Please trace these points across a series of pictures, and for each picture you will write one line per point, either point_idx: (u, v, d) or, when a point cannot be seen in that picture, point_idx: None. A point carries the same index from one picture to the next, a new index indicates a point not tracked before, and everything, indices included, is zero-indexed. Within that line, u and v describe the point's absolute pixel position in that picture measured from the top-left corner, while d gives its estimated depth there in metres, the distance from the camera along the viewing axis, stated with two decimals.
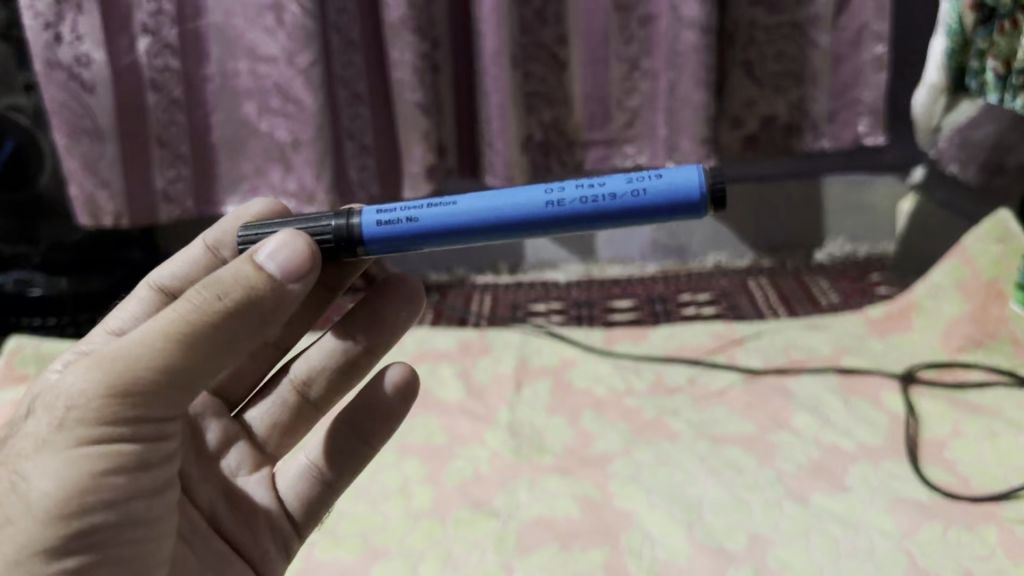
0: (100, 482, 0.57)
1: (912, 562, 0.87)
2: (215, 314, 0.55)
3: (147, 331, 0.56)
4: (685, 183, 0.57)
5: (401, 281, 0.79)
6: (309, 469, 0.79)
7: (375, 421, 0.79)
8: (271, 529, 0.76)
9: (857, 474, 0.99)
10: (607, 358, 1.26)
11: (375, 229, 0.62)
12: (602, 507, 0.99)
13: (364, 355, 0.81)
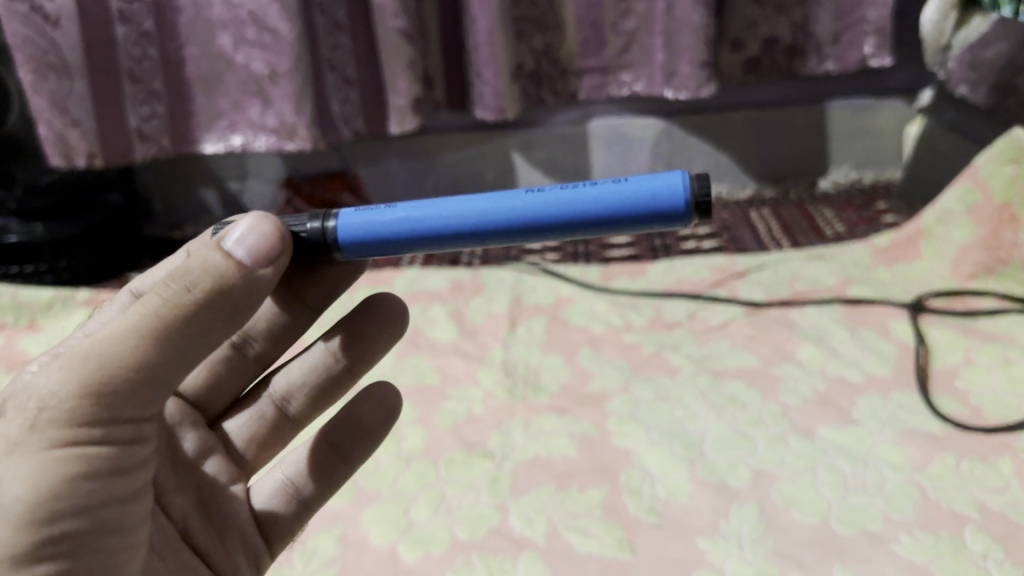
0: (70, 492, 0.50)
1: (924, 496, 0.84)
2: (186, 306, 0.49)
3: (118, 324, 0.49)
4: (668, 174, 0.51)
5: (388, 299, 0.74)
6: (285, 487, 0.75)
7: (357, 442, 0.77)
8: (244, 544, 0.72)
9: (865, 406, 0.95)
10: (605, 294, 1.21)
11: (352, 226, 0.56)
12: (599, 446, 0.95)
13: (347, 373, 0.77)
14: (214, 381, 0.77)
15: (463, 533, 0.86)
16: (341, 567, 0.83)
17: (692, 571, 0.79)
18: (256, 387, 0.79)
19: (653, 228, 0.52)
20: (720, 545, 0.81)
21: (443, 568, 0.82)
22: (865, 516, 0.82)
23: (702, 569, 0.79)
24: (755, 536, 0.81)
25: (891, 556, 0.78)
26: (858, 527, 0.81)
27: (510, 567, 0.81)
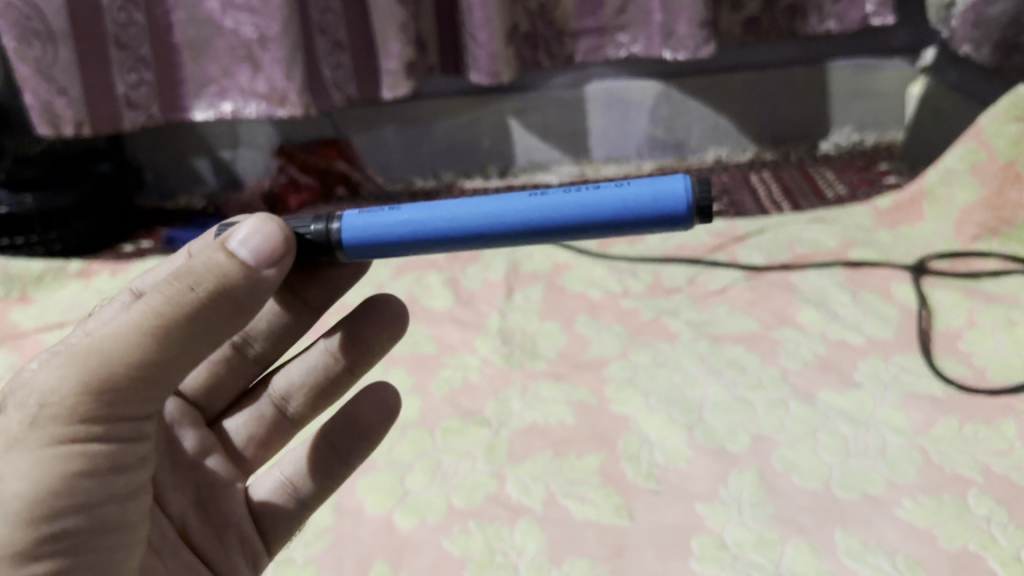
0: (71, 489, 0.49)
1: (926, 460, 0.83)
2: (187, 304, 0.48)
3: (120, 322, 0.49)
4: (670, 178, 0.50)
5: (391, 301, 0.73)
6: (283, 486, 0.74)
7: (355, 443, 0.75)
8: (241, 544, 0.71)
9: (866, 369, 0.94)
10: (602, 260, 1.19)
11: (357, 230, 0.55)
12: (597, 412, 0.94)
13: (345, 375, 0.76)
14: (215, 380, 0.76)
15: (460, 501, 0.85)
16: (337, 537, 0.82)
17: (691, 537, 0.78)
18: (255, 385, 0.78)
19: (654, 231, 0.51)
20: (720, 511, 0.80)
21: (439, 537, 0.81)
22: (866, 480, 0.81)
23: (701, 535, 0.78)
24: (755, 501, 0.80)
25: (892, 520, 0.77)
26: (859, 491, 0.80)
27: (507, 535, 0.81)
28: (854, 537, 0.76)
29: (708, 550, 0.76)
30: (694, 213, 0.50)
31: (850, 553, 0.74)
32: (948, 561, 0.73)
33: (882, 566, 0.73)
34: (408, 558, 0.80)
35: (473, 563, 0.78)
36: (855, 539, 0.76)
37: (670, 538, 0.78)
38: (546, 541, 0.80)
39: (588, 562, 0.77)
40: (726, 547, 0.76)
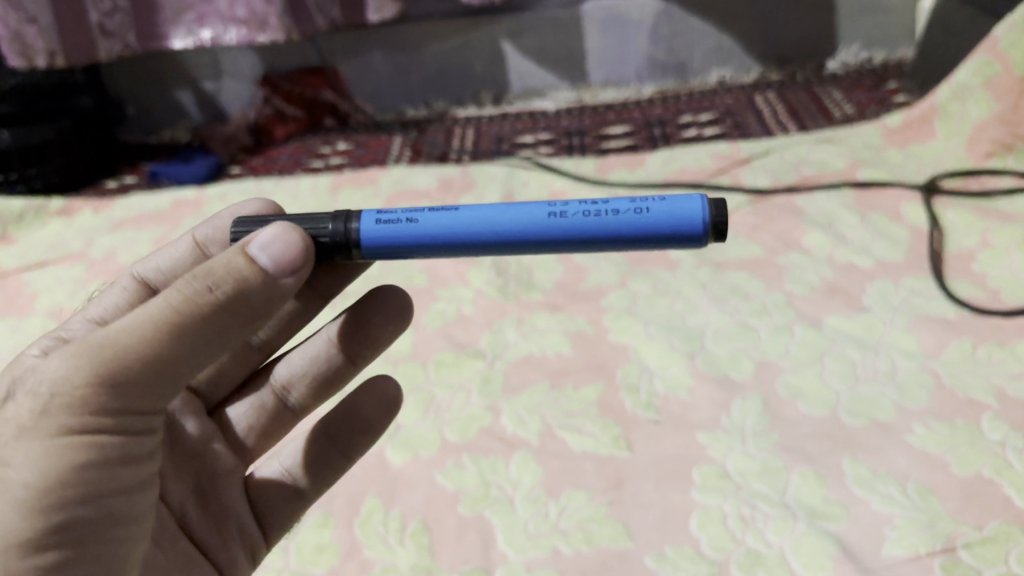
0: (78, 479, 0.48)
1: (938, 384, 0.79)
2: (202, 302, 0.48)
3: (136, 316, 0.47)
4: (687, 207, 0.50)
5: (394, 292, 0.69)
6: (282, 477, 0.71)
7: (356, 435, 0.72)
8: (242, 535, 0.68)
9: (875, 293, 0.90)
10: (601, 186, 1.13)
11: (374, 234, 0.54)
12: (595, 342, 0.90)
13: (347, 365, 0.72)
14: (217, 368, 0.73)
15: (454, 435, 0.82)
16: None
17: (692, 467, 0.75)
18: (258, 374, 0.74)
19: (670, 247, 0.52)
20: (722, 440, 0.77)
21: (432, 471, 0.79)
22: (876, 406, 0.78)
23: (703, 465, 0.75)
24: (759, 429, 0.78)
25: (903, 447, 0.74)
26: (868, 417, 0.77)
27: (502, 469, 0.78)
28: (863, 465, 0.73)
29: (710, 480, 0.74)
30: (710, 239, 0.51)
31: (858, 481, 0.72)
32: (959, 488, 0.70)
33: (892, 495, 0.70)
34: (400, 493, 0.77)
35: (467, 498, 0.76)
36: (864, 467, 0.73)
37: (671, 469, 0.76)
38: (542, 474, 0.77)
39: (586, 494, 0.75)
40: (728, 476, 0.74)
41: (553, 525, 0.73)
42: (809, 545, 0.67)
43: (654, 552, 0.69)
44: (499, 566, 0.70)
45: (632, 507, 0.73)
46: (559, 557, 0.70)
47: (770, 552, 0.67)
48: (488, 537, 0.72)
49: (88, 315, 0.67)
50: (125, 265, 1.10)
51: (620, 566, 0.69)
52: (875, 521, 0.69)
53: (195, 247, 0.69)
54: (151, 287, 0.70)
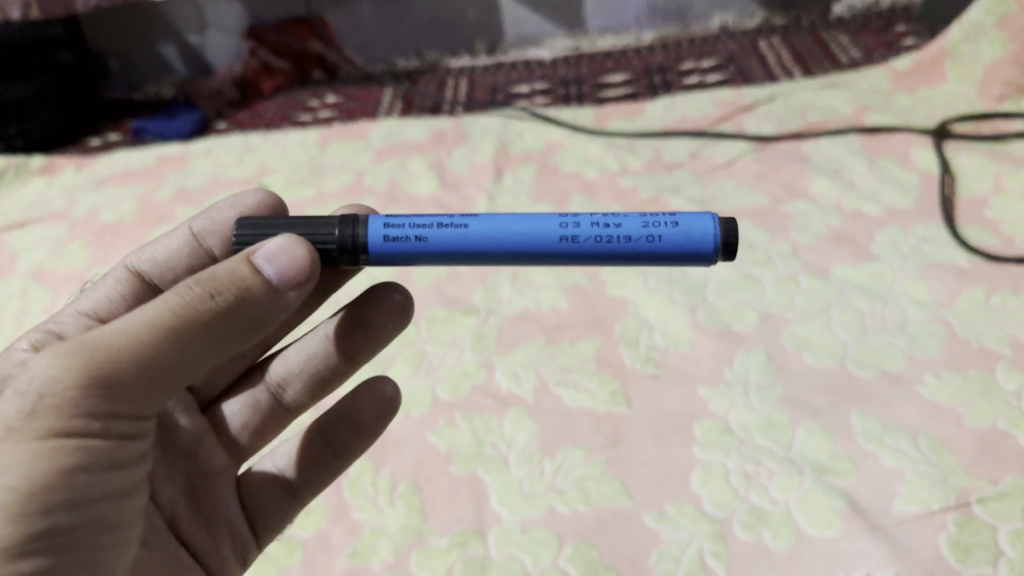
0: (62, 482, 0.45)
1: (950, 333, 0.76)
2: (200, 310, 0.45)
3: (132, 319, 0.45)
4: (699, 236, 0.50)
5: (399, 291, 0.64)
6: (277, 477, 0.68)
7: (352, 437, 0.68)
8: (232, 537, 0.65)
9: (884, 241, 0.86)
10: (599, 136, 1.09)
11: (379, 247, 0.52)
12: (592, 297, 0.87)
13: (346, 364, 0.68)
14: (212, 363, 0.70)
15: (446, 394, 0.79)
16: None
17: (694, 423, 0.72)
18: (254, 370, 0.71)
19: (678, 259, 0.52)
20: (724, 395, 0.74)
21: (423, 431, 0.76)
22: (885, 357, 0.75)
23: (704, 421, 0.72)
24: (763, 383, 0.74)
25: (914, 399, 0.71)
26: (877, 369, 0.74)
27: (496, 427, 0.75)
28: (872, 418, 0.70)
29: (711, 436, 0.71)
30: (719, 259, 0.51)
31: (867, 435, 0.69)
32: (973, 441, 0.67)
33: (902, 449, 0.67)
34: (390, 454, 0.74)
35: (460, 458, 0.73)
36: (874, 421, 0.70)
37: (671, 425, 0.73)
38: (538, 432, 0.74)
39: (583, 452, 0.72)
40: (731, 432, 0.71)
41: (549, 485, 0.70)
42: (815, 503, 0.65)
43: (654, 511, 0.67)
44: (493, 527, 0.68)
45: (630, 464, 0.70)
46: (555, 517, 0.67)
47: (775, 510, 0.65)
48: (481, 497, 0.70)
49: (79, 306, 0.65)
50: (109, 223, 1.06)
51: (618, 525, 0.66)
52: (884, 477, 0.66)
53: (191, 237, 0.66)
54: (146, 280, 0.67)
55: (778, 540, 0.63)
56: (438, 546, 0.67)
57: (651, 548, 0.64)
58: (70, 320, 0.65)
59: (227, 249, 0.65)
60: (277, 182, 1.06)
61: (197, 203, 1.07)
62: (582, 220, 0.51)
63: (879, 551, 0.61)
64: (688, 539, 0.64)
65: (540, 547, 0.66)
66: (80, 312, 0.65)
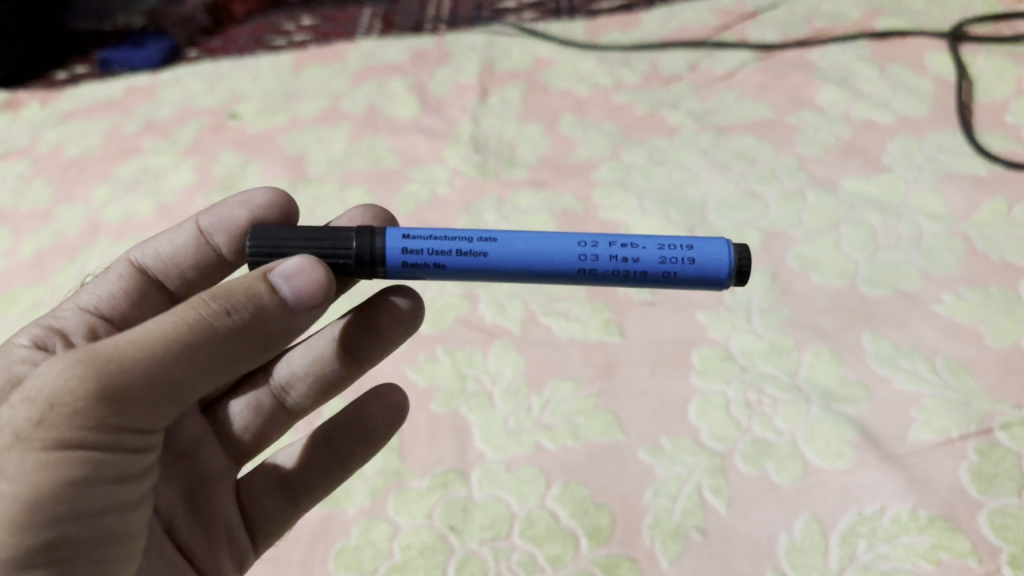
0: (68, 500, 0.41)
1: (969, 248, 0.70)
2: (209, 324, 0.41)
3: (146, 329, 0.40)
4: (712, 268, 0.46)
5: (404, 293, 0.56)
6: (276, 481, 0.60)
7: (358, 444, 0.60)
8: (232, 545, 0.57)
9: (897, 151, 0.80)
10: (591, 50, 1.01)
11: (396, 265, 0.48)
12: (585, 221, 0.79)
13: (354, 369, 0.59)
14: None
15: (426, 327, 0.73)
16: None
17: (691, 351, 0.67)
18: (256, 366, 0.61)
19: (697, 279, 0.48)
20: (724, 319, 0.68)
21: (402, 367, 0.70)
22: (898, 274, 0.69)
23: (703, 348, 0.67)
24: (767, 306, 0.69)
25: (930, 318, 0.65)
26: (890, 288, 0.68)
27: (480, 361, 0.70)
28: (884, 340, 0.64)
29: (711, 364, 0.66)
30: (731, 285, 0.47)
31: (879, 359, 0.63)
32: (995, 362, 0.62)
33: (918, 372, 0.62)
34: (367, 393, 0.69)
35: (441, 394, 0.68)
36: (887, 343, 0.64)
37: (667, 354, 0.67)
38: (524, 365, 0.69)
39: (573, 385, 0.67)
40: (732, 359, 0.65)
41: (536, 421, 0.65)
42: (823, 431, 0.60)
43: (649, 446, 0.62)
44: (477, 466, 0.63)
45: (623, 397, 0.65)
46: (543, 454, 0.63)
47: (780, 441, 0.60)
48: (464, 436, 0.65)
49: (80, 301, 0.59)
50: (74, 158, 1.00)
51: (611, 461, 0.61)
52: (898, 402, 0.61)
53: (200, 234, 0.60)
54: (150, 276, 0.61)
55: (783, 473, 0.58)
56: (417, 489, 0.62)
57: (645, 485, 0.60)
58: (72, 317, 0.58)
59: (235, 247, 0.59)
60: (249, 110, 1.00)
61: (166, 134, 1.00)
62: (601, 242, 0.47)
63: (894, 482, 0.56)
64: (686, 475, 0.59)
65: (526, 486, 0.61)
66: (82, 308, 0.59)
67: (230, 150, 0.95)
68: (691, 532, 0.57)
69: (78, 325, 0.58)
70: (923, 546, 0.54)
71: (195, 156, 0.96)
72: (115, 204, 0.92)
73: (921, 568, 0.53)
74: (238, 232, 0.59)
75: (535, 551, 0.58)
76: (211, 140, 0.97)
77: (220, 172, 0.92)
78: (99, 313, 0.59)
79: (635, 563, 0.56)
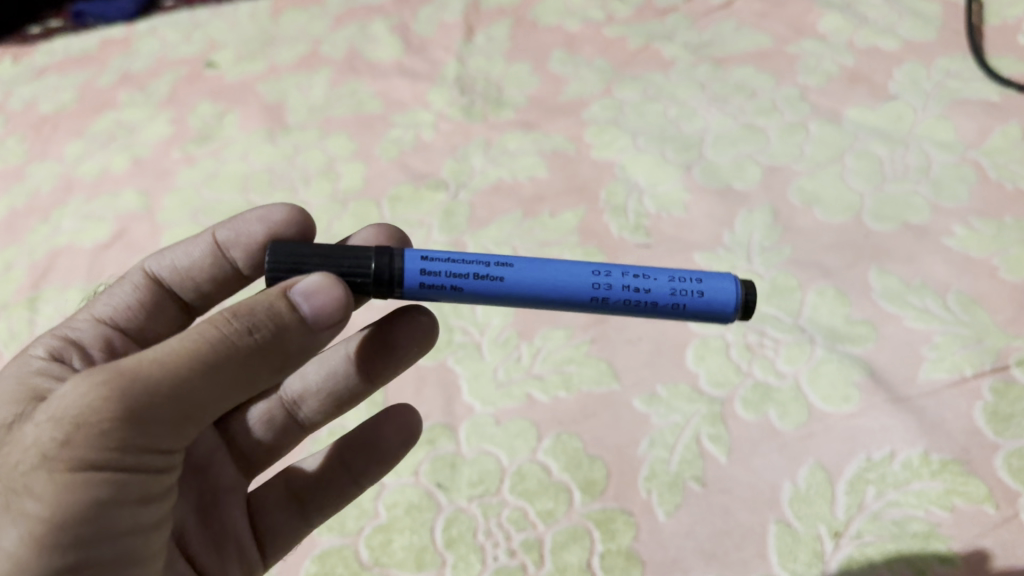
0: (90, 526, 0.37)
1: (981, 177, 0.66)
2: (230, 344, 0.37)
3: (170, 347, 0.36)
4: (718, 301, 0.41)
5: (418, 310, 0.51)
6: (286, 497, 0.54)
7: (374, 464, 0.54)
8: (243, 565, 0.52)
9: (903, 78, 0.75)
10: None
11: (412, 288, 0.41)
12: (576, 162, 0.76)
13: (368, 387, 0.54)
14: None
15: None
16: None
17: None
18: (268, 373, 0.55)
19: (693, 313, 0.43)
20: (722, 260, 0.65)
21: None
22: (905, 207, 0.65)
23: None
24: (768, 245, 0.65)
25: (939, 252, 0.62)
26: (898, 221, 0.64)
27: (467, 311, 0.66)
28: (892, 276, 0.61)
29: None
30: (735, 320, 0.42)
31: (886, 296, 0.60)
32: (1010, 295, 0.58)
33: (928, 308, 0.59)
34: None
35: None
36: (895, 279, 0.61)
37: None
38: (514, 314, 0.65)
39: (564, 333, 0.63)
40: None
41: (526, 371, 0.62)
42: (828, 374, 0.56)
43: (644, 394, 0.59)
44: (465, 420, 0.60)
45: (617, 343, 0.62)
46: (533, 406, 0.60)
47: (782, 385, 0.57)
48: (451, 389, 0.62)
49: (94, 311, 0.53)
50: (46, 115, 0.96)
51: (604, 412, 0.58)
52: (906, 341, 0.57)
53: (214, 245, 0.53)
54: (165, 285, 0.55)
55: (786, 419, 0.55)
56: None
57: (640, 436, 0.57)
58: (86, 331, 0.52)
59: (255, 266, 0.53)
60: (226, 58, 0.96)
61: (142, 87, 0.96)
62: (617, 269, 0.41)
63: (903, 426, 0.53)
64: (683, 424, 0.56)
65: (516, 440, 0.58)
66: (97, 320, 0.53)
67: (207, 100, 0.91)
68: (689, 483, 0.54)
69: (93, 341, 0.51)
70: (935, 491, 0.51)
71: (172, 108, 0.92)
72: (89, 160, 0.88)
73: (933, 515, 0.50)
74: (257, 248, 0.52)
75: (526, 507, 0.55)
76: (188, 90, 0.93)
77: (197, 124, 0.88)
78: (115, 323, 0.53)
79: (630, 516, 0.53)
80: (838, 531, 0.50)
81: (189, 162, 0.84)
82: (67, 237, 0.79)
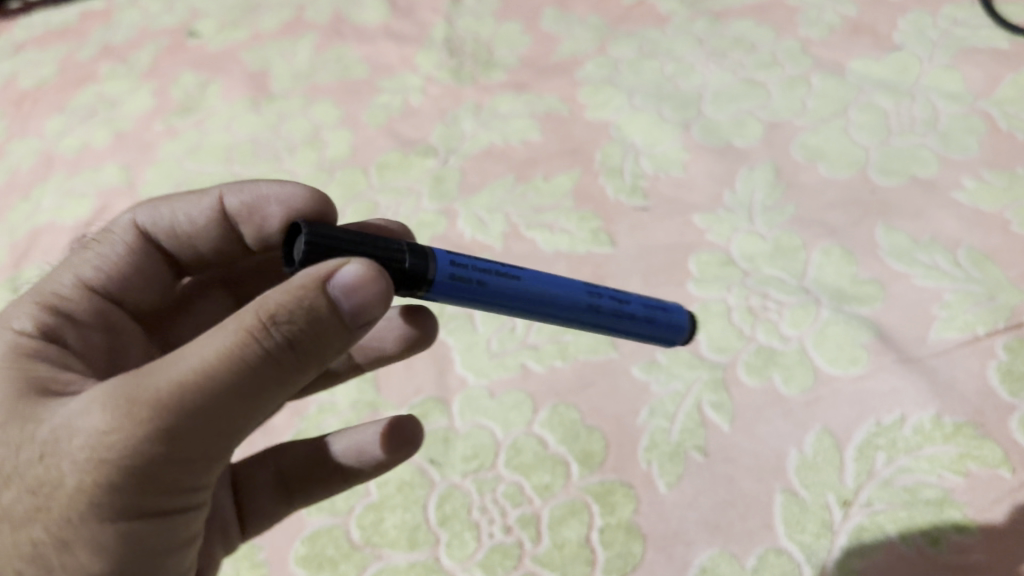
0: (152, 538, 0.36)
1: (990, 128, 0.63)
2: (266, 357, 0.33)
3: (201, 368, 0.32)
4: (675, 326, 0.43)
5: (467, 311, 0.50)
6: (272, 475, 0.51)
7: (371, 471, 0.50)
8: (223, 542, 0.50)
9: (909, 27, 0.72)
10: None
11: (443, 286, 0.37)
12: (570, 124, 0.73)
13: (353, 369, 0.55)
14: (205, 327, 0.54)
15: None
16: None
17: (689, 257, 0.61)
18: None
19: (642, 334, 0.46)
20: (723, 221, 0.62)
21: None
22: (912, 161, 0.62)
23: (701, 253, 0.61)
24: (770, 204, 0.62)
25: (949, 206, 0.59)
26: (905, 175, 0.62)
27: None
28: (900, 233, 0.58)
29: (710, 270, 0.60)
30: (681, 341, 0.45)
31: (895, 254, 0.57)
32: None
33: (937, 265, 0.56)
34: None
35: None
36: (903, 236, 0.58)
37: (662, 262, 0.61)
38: None
39: None
40: (733, 263, 0.59)
41: (521, 341, 0.59)
42: (834, 336, 0.54)
43: (643, 361, 0.56)
44: (458, 394, 0.58)
45: None
46: (528, 377, 0.57)
47: (787, 349, 0.54)
48: (443, 362, 0.59)
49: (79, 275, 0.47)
50: (27, 90, 0.93)
51: (602, 380, 0.56)
52: (916, 300, 0.55)
53: (219, 206, 0.49)
54: (154, 243, 0.50)
55: (791, 384, 0.53)
56: None
57: (640, 405, 0.54)
58: (72, 290, 0.47)
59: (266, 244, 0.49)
60: (209, 27, 0.93)
61: (123, 59, 0.93)
62: (597, 284, 0.42)
63: (914, 388, 0.51)
64: (684, 391, 0.54)
65: (511, 413, 0.56)
66: (81, 276, 0.48)
67: (190, 71, 0.88)
68: (691, 453, 0.52)
69: (80, 300, 0.47)
70: (949, 456, 0.48)
71: (153, 79, 0.89)
72: (70, 135, 0.85)
73: (947, 480, 0.48)
74: (271, 227, 0.48)
75: (522, 481, 0.53)
76: (170, 61, 0.90)
77: (180, 95, 0.86)
78: (98, 280, 0.48)
79: (631, 489, 0.51)
80: (847, 499, 0.48)
81: (171, 134, 0.82)
82: (48, 214, 0.77)
